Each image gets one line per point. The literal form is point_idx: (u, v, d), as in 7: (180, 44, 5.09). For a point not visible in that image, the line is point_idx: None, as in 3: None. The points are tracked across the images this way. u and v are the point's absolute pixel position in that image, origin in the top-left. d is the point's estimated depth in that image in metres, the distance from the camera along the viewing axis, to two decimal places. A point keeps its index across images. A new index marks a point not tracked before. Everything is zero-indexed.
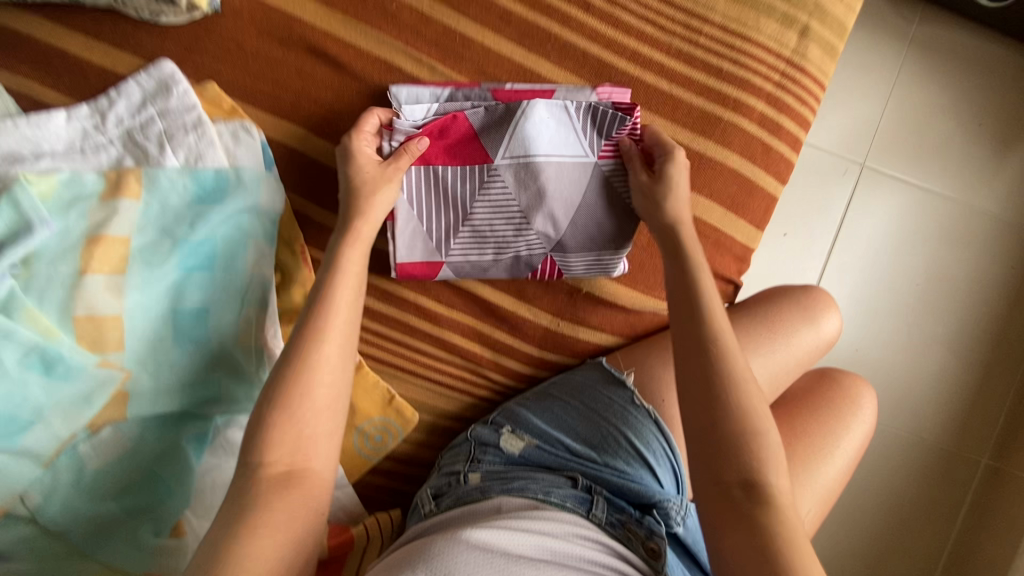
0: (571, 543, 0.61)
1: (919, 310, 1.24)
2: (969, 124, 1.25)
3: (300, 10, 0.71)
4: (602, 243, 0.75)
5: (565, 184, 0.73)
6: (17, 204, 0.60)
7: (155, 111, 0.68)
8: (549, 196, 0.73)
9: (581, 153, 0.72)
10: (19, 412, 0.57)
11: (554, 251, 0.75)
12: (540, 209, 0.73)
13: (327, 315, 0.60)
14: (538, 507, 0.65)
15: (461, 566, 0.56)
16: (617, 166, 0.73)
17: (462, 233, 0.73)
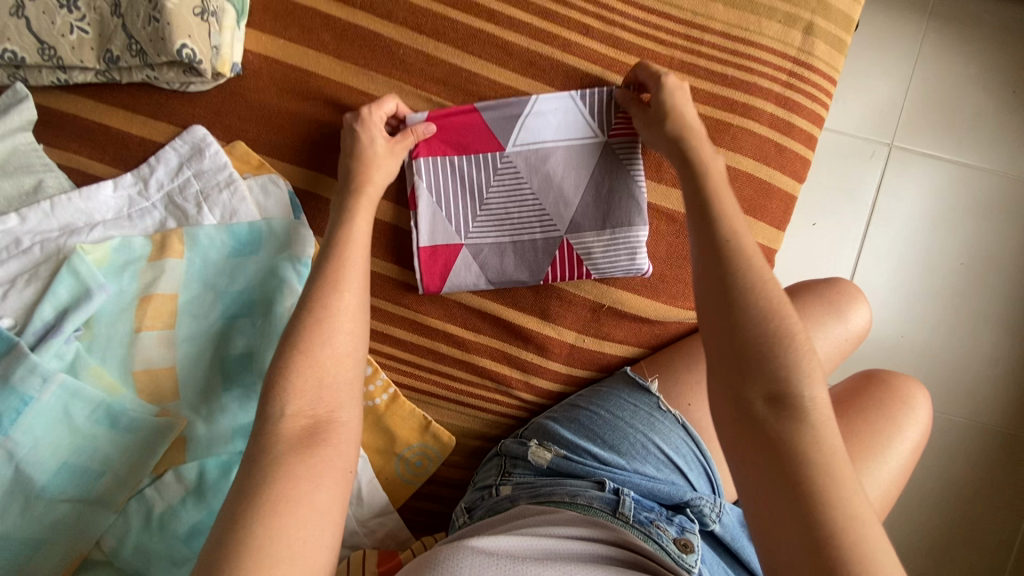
0: (580, 545, 0.61)
1: (963, 289, 1.19)
2: (1000, 94, 1.20)
3: (315, 65, 0.75)
4: (617, 220, 0.75)
5: (575, 170, 0.75)
6: (77, 272, 0.66)
7: (191, 174, 0.74)
8: (559, 178, 0.75)
9: (589, 136, 0.74)
10: (92, 462, 0.63)
11: (568, 233, 0.76)
12: (552, 191, 0.75)
13: (330, 314, 0.60)
14: (553, 510, 0.66)
15: (466, 568, 0.54)
16: (625, 140, 0.74)
17: (480, 218, 0.76)
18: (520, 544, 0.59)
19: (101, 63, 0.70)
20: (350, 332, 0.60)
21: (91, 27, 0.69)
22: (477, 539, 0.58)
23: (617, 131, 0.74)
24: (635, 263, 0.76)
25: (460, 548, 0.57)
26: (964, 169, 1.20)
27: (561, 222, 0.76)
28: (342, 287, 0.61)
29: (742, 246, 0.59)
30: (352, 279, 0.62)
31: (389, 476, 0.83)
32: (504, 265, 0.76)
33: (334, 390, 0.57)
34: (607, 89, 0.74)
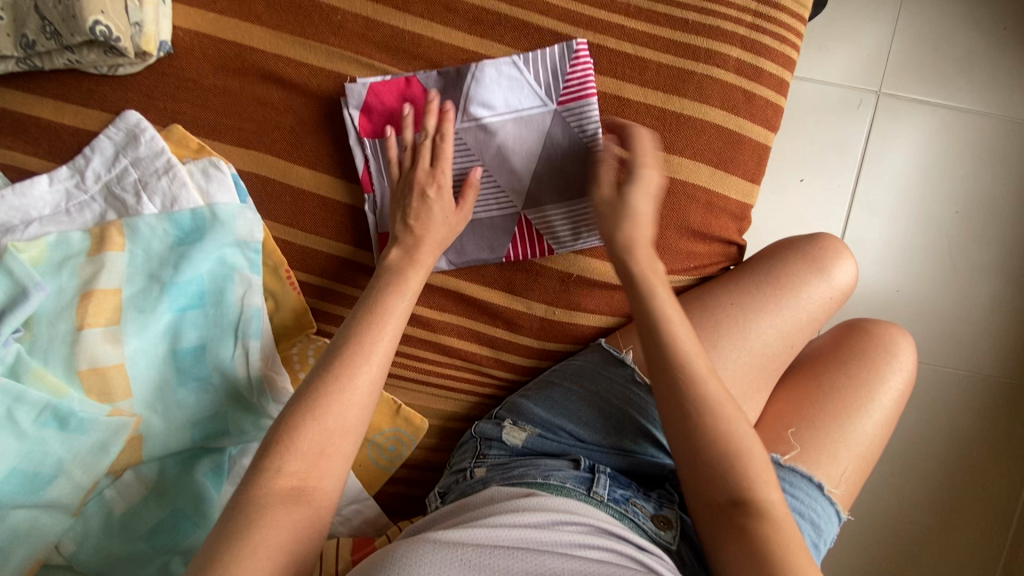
0: (556, 531, 0.57)
1: (956, 238, 1.15)
2: (990, 30, 1.14)
3: (249, 38, 0.71)
4: (576, 191, 0.72)
5: (528, 141, 0.71)
6: (11, 271, 0.63)
7: (127, 162, 0.70)
8: (513, 151, 0.71)
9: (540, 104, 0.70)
10: (42, 467, 0.60)
11: (526, 208, 0.73)
12: (506, 165, 0.72)
13: (373, 321, 0.60)
14: (529, 493, 0.63)
15: (420, 568, 0.51)
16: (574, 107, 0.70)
17: None
18: (496, 534, 0.56)
19: (19, 50, 0.66)
20: (390, 336, 0.60)
21: (6, 13, 0.66)
22: (439, 532, 0.55)
23: (565, 97, 0.70)
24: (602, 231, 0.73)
25: (419, 541, 0.54)
26: (953, 111, 1.15)
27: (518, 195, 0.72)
28: (399, 290, 0.63)
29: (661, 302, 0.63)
30: (399, 306, 0.62)
31: (363, 462, 0.81)
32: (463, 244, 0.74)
33: (330, 400, 0.55)
34: (556, 48, 0.70)
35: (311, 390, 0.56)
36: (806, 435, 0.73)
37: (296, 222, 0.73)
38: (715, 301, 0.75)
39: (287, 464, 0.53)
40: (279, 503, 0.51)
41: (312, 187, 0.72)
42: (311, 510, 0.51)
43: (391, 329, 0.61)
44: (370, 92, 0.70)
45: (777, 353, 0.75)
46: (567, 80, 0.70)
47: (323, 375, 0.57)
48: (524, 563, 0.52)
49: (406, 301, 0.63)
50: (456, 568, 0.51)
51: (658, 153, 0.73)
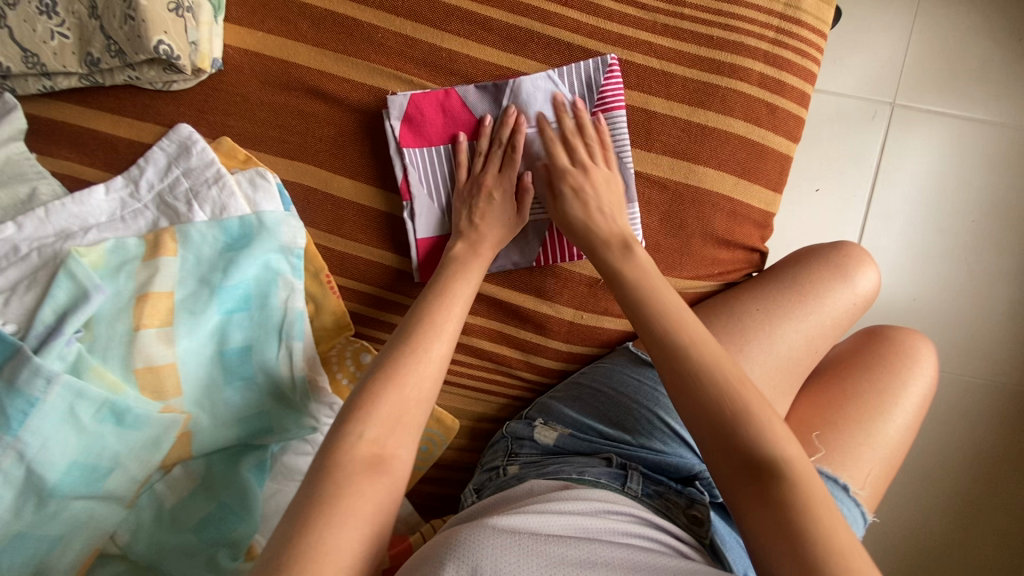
0: (601, 519, 0.60)
1: (975, 247, 1.16)
2: (1005, 42, 1.17)
3: (295, 55, 0.75)
4: None
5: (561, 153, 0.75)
6: (73, 275, 0.67)
7: (180, 172, 0.74)
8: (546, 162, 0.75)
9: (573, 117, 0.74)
10: (101, 460, 0.64)
11: None
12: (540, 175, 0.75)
13: (443, 301, 0.65)
14: (571, 485, 0.65)
15: (491, 549, 0.51)
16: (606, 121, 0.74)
17: None
18: (550, 522, 0.57)
19: (83, 66, 0.70)
20: (459, 313, 0.65)
21: (70, 32, 0.69)
22: (497, 518, 0.55)
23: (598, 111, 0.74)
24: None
25: (481, 526, 0.54)
26: (969, 122, 1.17)
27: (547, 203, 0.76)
28: (466, 276, 0.68)
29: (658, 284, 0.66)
30: (463, 286, 0.67)
31: None
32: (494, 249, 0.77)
33: (410, 368, 0.59)
34: (590, 62, 0.73)
35: (387, 362, 0.59)
36: (830, 437, 0.74)
37: (337, 229, 0.76)
38: (739, 306, 0.77)
39: (369, 430, 0.55)
40: (353, 476, 0.53)
41: (353, 196, 0.76)
42: (368, 494, 0.52)
43: (458, 310, 0.65)
44: (412, 105, 0.74)
45: (801, 357, 0.77)
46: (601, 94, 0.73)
47: (404, 344, 0.61)
48: (588, 545, 0.54)
49: (471, 286, 0.68)
50: (521, 552, 0.51)
51: (684, 163, 0.75)
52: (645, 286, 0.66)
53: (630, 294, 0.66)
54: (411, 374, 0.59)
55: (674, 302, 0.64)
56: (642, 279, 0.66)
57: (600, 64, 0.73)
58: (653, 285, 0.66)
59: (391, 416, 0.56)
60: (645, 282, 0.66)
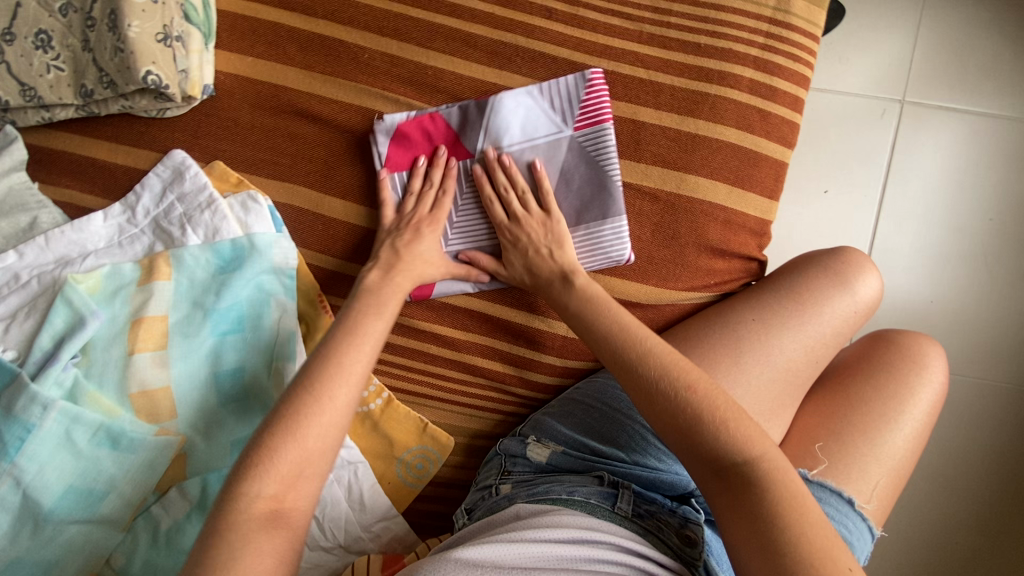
0: (577, 548, 0.58)
1: (991, 246, 1.12)
2: (1016, 35, 1.13)
3: (284, 79, 0.76)
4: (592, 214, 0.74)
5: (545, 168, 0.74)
6: (70, 301, 0.68)
7: (174, 197, 0.75)
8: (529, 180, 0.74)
9: (556, 132, 0.73)
10: (96, 483, 0.65)
11: None
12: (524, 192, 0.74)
13: (351, 337, 0.62)
14: (552, 511, 0.65)
15: None
16: (591, 134, 0.72)
17: (457, 223, 0.76)
18: (520, 552, 0.57)
19: (78, 98, 0.72)
20: (369, 349, 0.61)
21: (66, 65, 0.71)
22: (464, 550, 0.57)
23: (582, 124, 0.72)
24: (619, 250, 0.74)
25: (443, 561, 0.56)
26: (980, 118, 1.13)
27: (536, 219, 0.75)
28: (378, 313, 0.65)
29: (635, 338, 0.64)
30: (378, 324, 0.64)
31: (392, 481, 0.83)
32: (484, 267, 0.76)
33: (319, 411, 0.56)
34: (574, 76, 0.72)
35: (283, 413, 0.56)
36: (834, 449, 0.72)
37: (327, 249, 0.77)
38: (736, 317, 0.75)
39: (266, 487, 0.52)
40: (258, 528, 0.51)
41: (343, 216, 0.76)
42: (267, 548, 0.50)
43: (370, 348, 0.62)
44: (395, 128, 0.74)
45: (801, 369, 0.74)
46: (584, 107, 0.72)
47: (299, 391, 0.57)
48: None
49: (385, 322, 0.65)
50: None
51: (675, 173, 0.74)
52: (626, 343, 0.64)
53: (612, 353, 0.64)
54: (306, 423, 0.55)
55: (652, 357, 0.62)
56: (619, 336, 0.64)
57: (582, 77, 0.72)
58: (634, 340, 0.64)
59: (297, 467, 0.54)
60: (621, 341, 0.64)
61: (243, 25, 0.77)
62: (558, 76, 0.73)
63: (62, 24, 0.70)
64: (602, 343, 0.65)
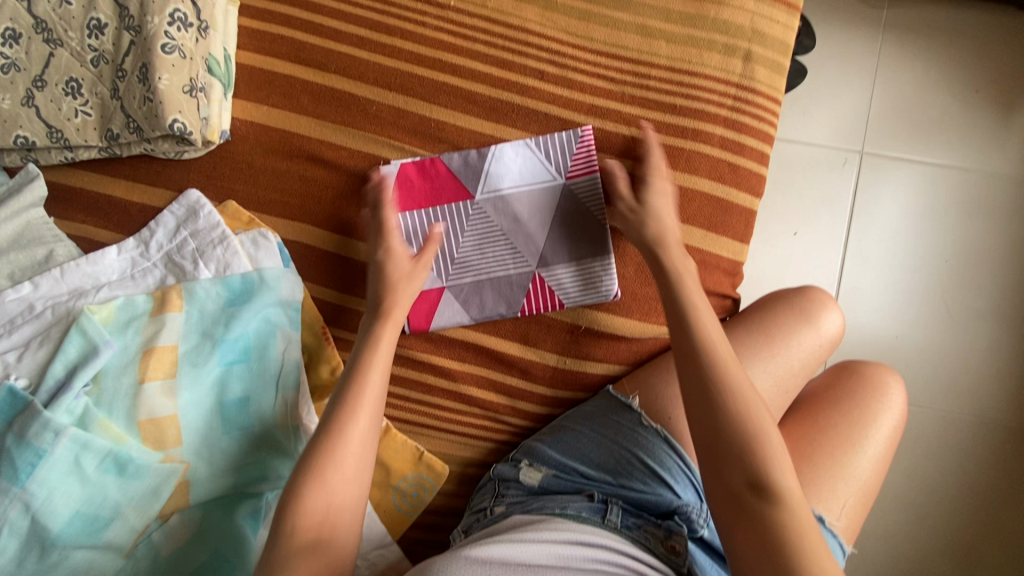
0: (576, 548, 0.66)
1: (946, 284, 1.22)
2: (957, 96, 1.26)
3: (298, 127, 0.83)
4: (581, 252, 0.81)
5: (538, 211, 0.82)
6: (85, 331, 0.72)
7: (187, 234, 0.80)
8: (524, 221, 0.81)
9: (549, 178, 0.81)
10: (101, 510, 0.67)
11: (539, 267, 0.82)
12: (519, 232, 0.82)
13: (371, 351, 0.71)
14: (552, 519, 0.71)
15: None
16: (582, 181, 0.81)
17: (456, 259, 0.82)
18: (524, 550, 0.64)
19: (103, 140, 0.76)
20: (384, 358, 0.70)
21: (92, 110, 0.76)
22: (471, 549, 0.64)
23: (573, 172, 0.81)
24: (608, 286, 0.81)
25: (455, 558, 0.63)
26: (929, 169, 1.24)
27: (530, 256, 0.82)
28: (394, 321, 0.74)
29: (709, 339, 0.66)
30: (390, 335, 0.72)
31: (387, 508, 0.86)
32: (476, 298, 0.82)
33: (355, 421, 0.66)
34: (565, 133, 0.81)
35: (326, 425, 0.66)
36: (806, 471, 0.77)
37: (332, 282, 0.82)
38: None
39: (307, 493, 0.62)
40: (301, 537, 0.60)
41: (349, 252, 0.82)
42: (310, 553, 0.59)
43: (384, 356, 0.71)
44: (401, 172, 0.82)
45: (774, 398, 0.81)
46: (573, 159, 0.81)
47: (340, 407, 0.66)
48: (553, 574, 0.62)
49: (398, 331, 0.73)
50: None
51: None
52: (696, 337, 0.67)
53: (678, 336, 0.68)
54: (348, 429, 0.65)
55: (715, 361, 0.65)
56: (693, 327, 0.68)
57: (574, 132, 0.81)
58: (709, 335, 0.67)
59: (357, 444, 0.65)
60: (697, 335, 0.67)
61: (259, 77, 0.83)
62: (552, 130, 0.82)
63: (92, 73, 0.75)
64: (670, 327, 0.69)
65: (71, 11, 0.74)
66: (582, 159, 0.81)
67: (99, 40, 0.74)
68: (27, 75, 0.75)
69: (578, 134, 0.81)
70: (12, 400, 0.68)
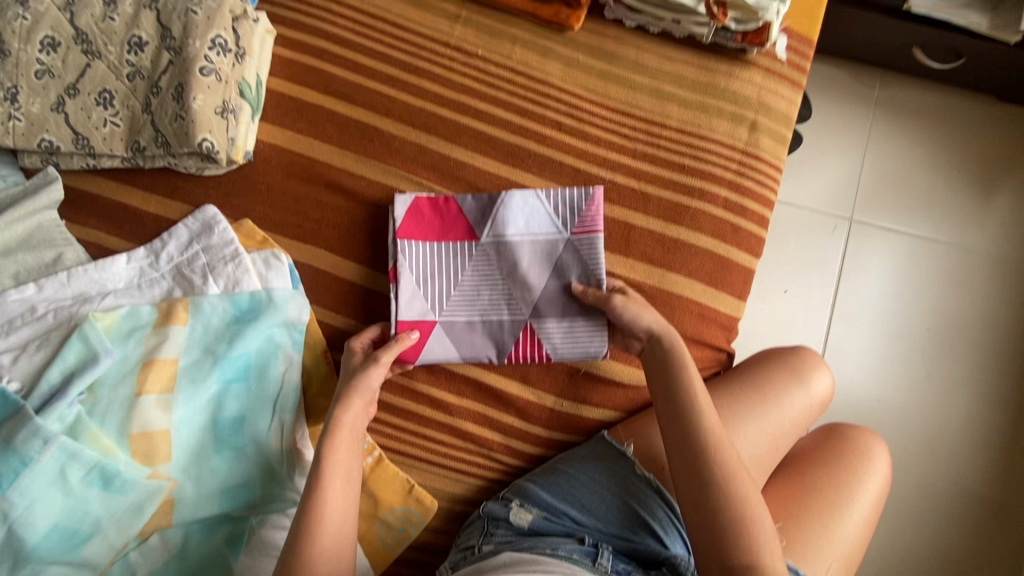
0: None
1: (928, 352, 1.26)
2: (941, 174, 1.33)
3: (321, 154, 0.86)
4: (574, 309, 0.82)
5: (539, 261, 0.83)
6: (86, 338, 0.71)
7: (199, 248, 0.81)
8: (524, 269, 0.82)
9: (554, 232, 0.83)
10: (81, 525, 0.65)
11: (531, 318, 0.82)
12: (518, 280, 0.82)
13: (340, 422, 0.73)
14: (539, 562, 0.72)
15: None
16: (585, 239, 0.82)
17: (453, 298, 0.82)
18: None
19: (129, 151, 0.77)
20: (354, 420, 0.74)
21: (122, 121, 0.77)
22: None
23: (578, 230, 0.82)
24: (597, 346, 0.82)
25: None
26: (914, 240, 1.31)
27: (524, 305, 0.82)
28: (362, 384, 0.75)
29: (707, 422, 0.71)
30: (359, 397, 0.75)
31: (371, 542, 0.84)
32: (463, 343, 0.82)
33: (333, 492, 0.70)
34: (578, 190, 0.83)
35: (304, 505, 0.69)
36: (792, 531, 0.78)
37: (339, 307, 0.83)
38: None
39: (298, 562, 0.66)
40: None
41: (358, 279, 0.84)
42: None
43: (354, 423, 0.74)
44: (413, 203, 0.83)
45: (764, 455, 0.82)
46: (581, 218, 0.82)
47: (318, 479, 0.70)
48: None
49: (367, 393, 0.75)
50: None
51: (658, 270, 0.85)
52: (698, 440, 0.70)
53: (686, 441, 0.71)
54: (329, 498, 0.69)
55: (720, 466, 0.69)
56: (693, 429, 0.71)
57: (586, 192, 0.83)
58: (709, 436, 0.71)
59: (346, 498, 0.71)
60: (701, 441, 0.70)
61: (288, 103, 0.86)
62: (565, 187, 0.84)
63: (126, 86, 0.76)
64: (678, 430, 0.72)
65: (114, 27, 0.76)
66: (588, 219, 0.82)
67: (138, 56, 0.76)
68: (60, 82, 0.77)
69: (590, 195, 0.83)
70: (3, 403, 0.67)
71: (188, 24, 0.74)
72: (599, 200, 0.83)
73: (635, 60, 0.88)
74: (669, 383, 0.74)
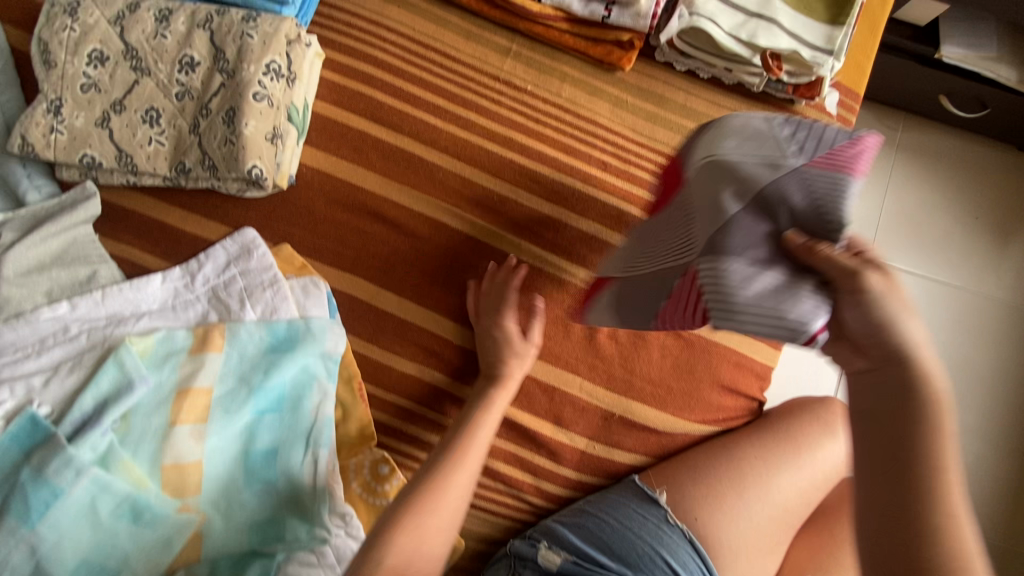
0: None
1: None
2: (961, 220, 1.34)
3: (364, 182, 0.85)
4: (775, 263, 0.56)
5: (788, 184, 0.59)
6: (122, 364, 0.70)
7: (237, 271, 0.80)
8: (742, 202, 0.62)
9: (794, 164, 0.61)
10: (109, 560, 0.65)
11: (703, 258, 0.61)
12: (736, 208, 0.62)
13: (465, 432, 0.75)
14: None
15: None
16: (829, 172, 0.57)
17: (670, 245, 0.71)
18: None
19: (172, 171, 0.76)
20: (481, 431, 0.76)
21: (167, 140, 0.76)
22: None
23: (818, 160, 0.59)
24: (804, 318, 0.52)
25: None
26: (933, 285, 1.31)
27: (698, 246, 0.64)
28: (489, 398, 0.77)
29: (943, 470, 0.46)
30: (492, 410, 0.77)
31: None
32: (635, 305, 0.73)
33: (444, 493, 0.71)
34: (836, 127, 0.62)
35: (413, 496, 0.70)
36: None
37: (376, 337, 0.83)
38: (743, 452, 0.83)
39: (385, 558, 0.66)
40: None
41: (397, 310, 0.84)
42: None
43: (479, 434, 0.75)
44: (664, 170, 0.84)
45: (795, 508, 0.82)
46: (832, 149, 0.60)
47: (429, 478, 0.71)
48: None
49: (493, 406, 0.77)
50: None
51: None
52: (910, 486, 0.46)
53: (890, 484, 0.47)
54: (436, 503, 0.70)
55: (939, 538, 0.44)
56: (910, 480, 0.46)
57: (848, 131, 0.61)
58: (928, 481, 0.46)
59: (421, 509, 0.69)
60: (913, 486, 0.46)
61: (333, 128, 0.86)
62: (821, 124, 0.64)
63: (174, 105, 0.75)
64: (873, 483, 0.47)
65: (165, 44, 0.75)
66: (835, 147, 0.60)
67: (188, 77, 0.75)
68: (106, 97, 0.75)
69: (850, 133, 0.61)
70: (33, 429, 0.66)
71: (243, 47, 0.73)
72: (870, 143, 0.59)
73: (683, 105, 0.87)
74: (899, 401, 0.48)
